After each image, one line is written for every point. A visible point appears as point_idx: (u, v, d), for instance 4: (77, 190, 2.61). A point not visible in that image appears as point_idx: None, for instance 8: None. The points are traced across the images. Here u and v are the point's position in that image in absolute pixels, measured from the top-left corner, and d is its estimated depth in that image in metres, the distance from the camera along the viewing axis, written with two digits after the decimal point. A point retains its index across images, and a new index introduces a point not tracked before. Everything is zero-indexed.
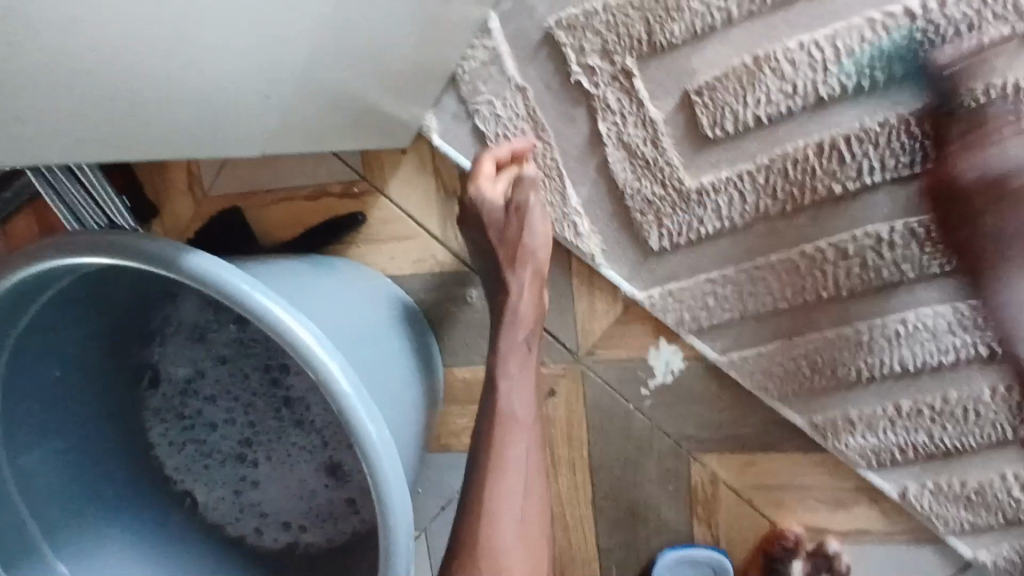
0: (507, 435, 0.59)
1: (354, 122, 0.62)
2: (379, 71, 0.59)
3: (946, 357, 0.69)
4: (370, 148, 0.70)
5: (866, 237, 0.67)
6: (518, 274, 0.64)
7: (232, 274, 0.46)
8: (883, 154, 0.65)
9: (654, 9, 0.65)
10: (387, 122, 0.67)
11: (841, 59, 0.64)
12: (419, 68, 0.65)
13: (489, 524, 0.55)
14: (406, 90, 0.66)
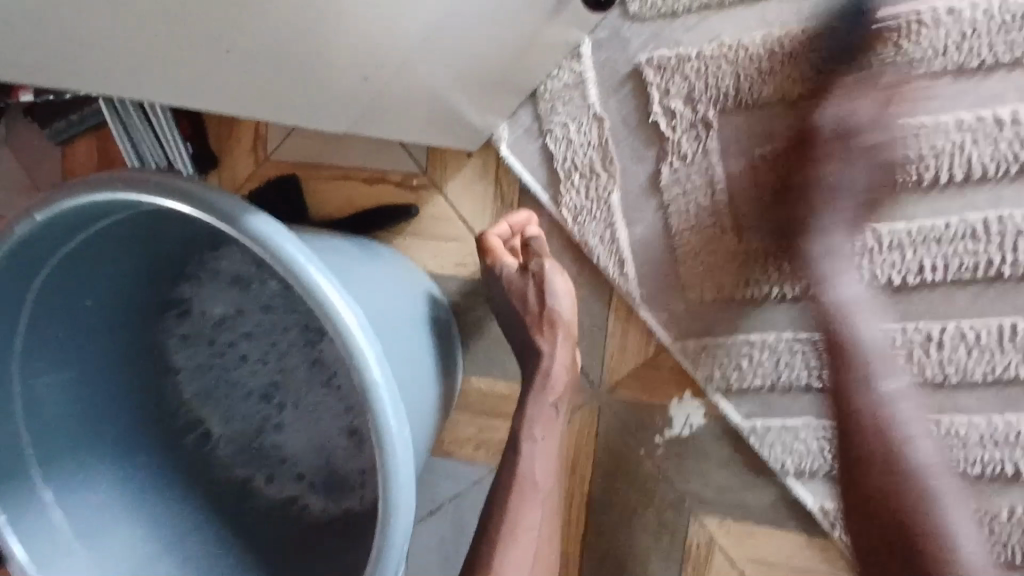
0: (525, 499, 0.59)
1: (434, 115, 0.63)
2: (471, 71, 0.59)
3: (973, 470, 0.68)
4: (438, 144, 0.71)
5: (915, 332, 0.67)
6: (551, 340, 0.62)
7: (294, 245, 0.46)
8: (946, 254, 0.65)
9: (747, 67, 0.66)
10: (463, 122, 0.68)
11: (922, 152, 0.64)
12: (508, 77, 0.65)
13: None
14: (490, 96, 0.67)
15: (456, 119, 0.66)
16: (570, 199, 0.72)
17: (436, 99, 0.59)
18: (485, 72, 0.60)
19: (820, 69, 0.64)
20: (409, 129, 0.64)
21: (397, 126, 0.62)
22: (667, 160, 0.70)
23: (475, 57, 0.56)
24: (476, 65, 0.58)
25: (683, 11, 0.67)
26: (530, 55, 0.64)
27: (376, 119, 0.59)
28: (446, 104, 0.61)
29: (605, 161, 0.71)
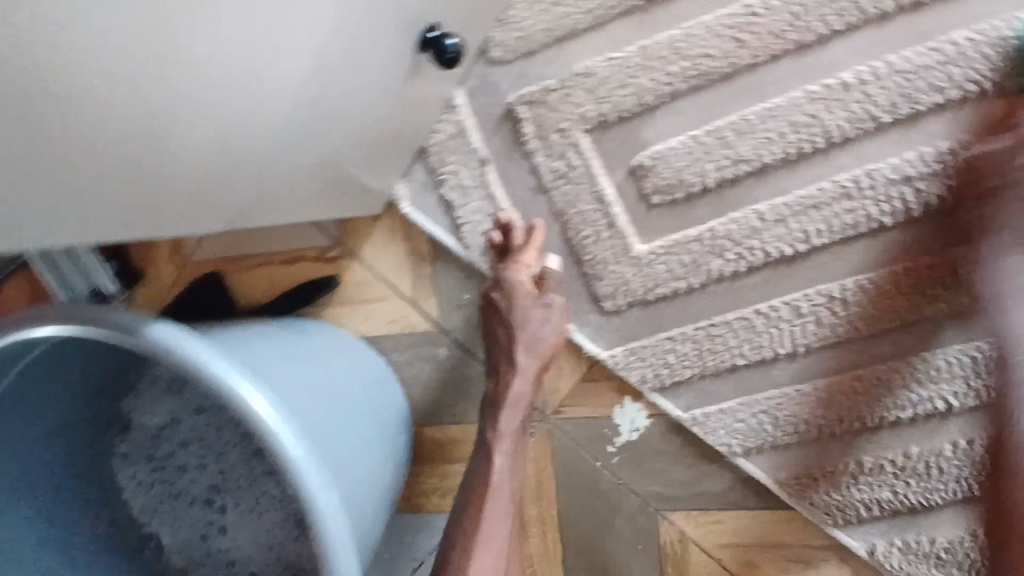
0: None
1: (330, 188, 0.67)
2: (354, 143, 0.63)
3: (905, 413, 0.71)
4: (339, 214, 0.75)
5: (819, 297, 0.70)
6: (521, 368, 0.71)
7: (195, 344, 0.49)
8: (828, 218, 0.69)
9: (608, 85, 0.71)
10: (361, 189, 0.71)
11: (783, 129, 0.68)
12: (390, 142, 0.69)
13: None
14: (379, 161, 0.70)
15: (354, 186, 0.70)
16: (477, 240, 0.76)
17: (324, 175, 0.63)
18: (365, 139, 0.64)
19: (672, 73, 0.69)
20: (310, 205, 0.68)
21: (297, 203, 0.66)
22: (556, 186, 0.74)
23: (349, 131, 0.60)
24: (353, 137, 0.62)
25: (538, 46, 0.71)
26: (404, 115, 0.68)
27: (271, 204, 0.62)
28: (337, 176, 0.65)
29: (501, 198, 0.75)
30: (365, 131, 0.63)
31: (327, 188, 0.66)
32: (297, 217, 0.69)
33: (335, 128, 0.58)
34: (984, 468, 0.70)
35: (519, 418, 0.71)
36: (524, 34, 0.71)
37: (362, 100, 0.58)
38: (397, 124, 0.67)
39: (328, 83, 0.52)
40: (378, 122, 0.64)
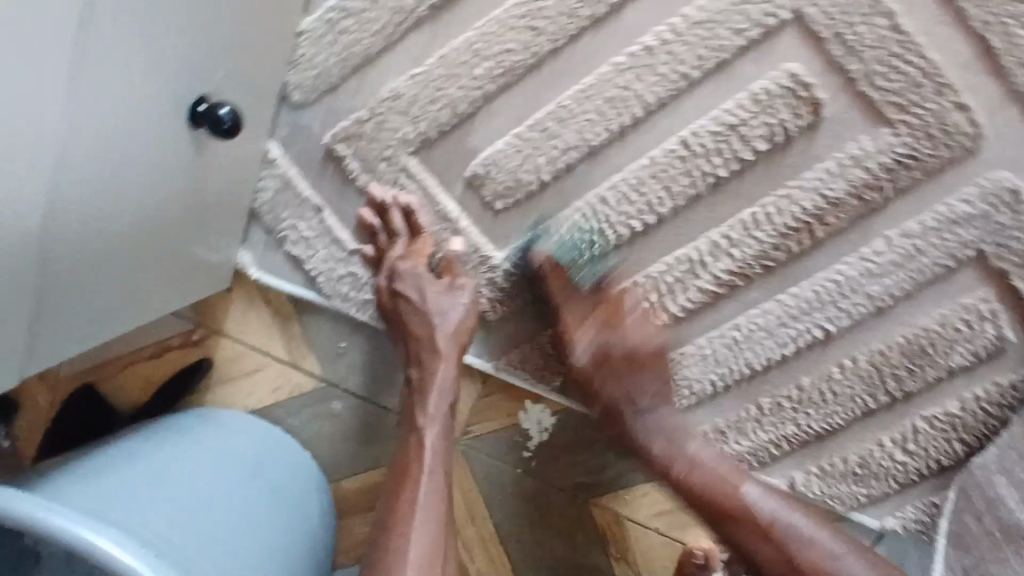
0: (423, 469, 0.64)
1: (152, 276, 0.63)
2: (156, 227, 0.59)
3: (790, 349, 0.71)
4: (199, 296, 0.71)
5: (680, 261, 0.70)
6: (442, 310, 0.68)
7: (15, 501, 0.47)
8: (668, 182, 0.68)
9: (417, 102, 0.68)
10: (197, 265, 0.68)
11: (602, 107, 0.67)
12: (209, 213, 0.66)
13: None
14: (207, 231, 0.67)
15: (200, 266, 0.68)
16: (335, 288, 0.73)
17: (157, 260, 0.62)
18: (193, 215, 0.63)
19: (478, 76, 0.66)
20: (162, 298, 0.66)
21: (147, 300, 0.64)
22: None
23: (170, 207, 0.59)
24: (179, 218, 0.61)
25: (338, 78, 0.68)
26: (227, 181, 0.66)
27: (111, 309, 0.61)
28: (175, 261, 0.64)
29: (348, 239, 0.72)
30: (187, 207, 0.61)
31: (172, 277, 0.65)
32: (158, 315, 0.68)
33: (148, 211, 0.57)
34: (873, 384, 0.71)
35: (448, 400, 0.67)
36: (320, 70, 0.68)
37: (169, 178, 0.57)
38: (222, 192, 0.66)
39: (90, 164, 0.49)
40: (199, 196, 0.62)
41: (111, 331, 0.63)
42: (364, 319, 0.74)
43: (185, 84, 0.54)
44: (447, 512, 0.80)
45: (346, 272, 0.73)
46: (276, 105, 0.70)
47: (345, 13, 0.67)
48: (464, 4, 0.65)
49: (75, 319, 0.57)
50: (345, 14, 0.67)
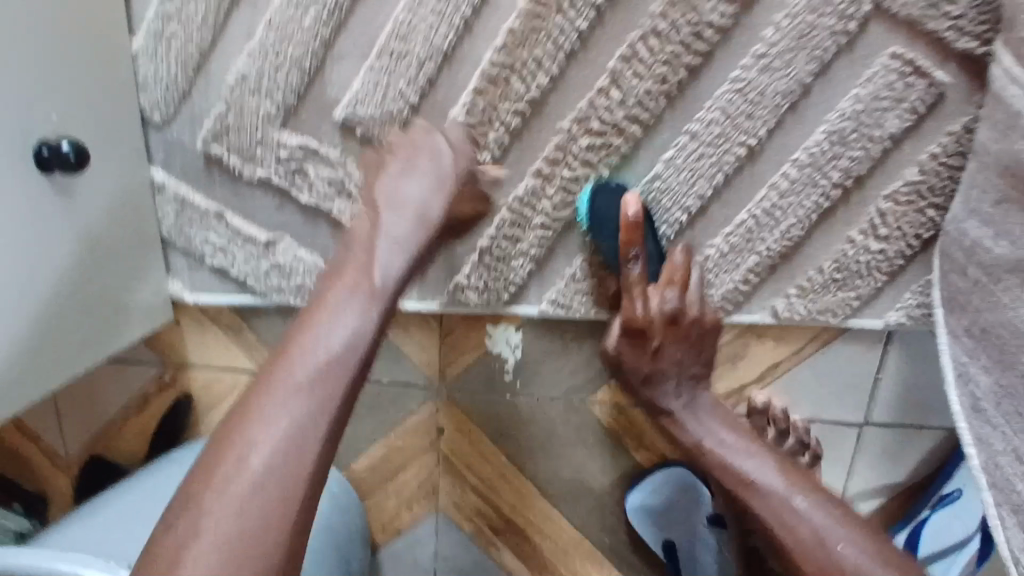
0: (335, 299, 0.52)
1: (77, 305, 0.63)
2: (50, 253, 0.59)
3: (717, 179, 0.68)
4: (148, 329, 0.72)
5: (574, 128, 0.66)
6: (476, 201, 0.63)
7: None
8: (532, 55, 0.64)
9: (267, 76, 0.67)
10: (125, 293, 0.69)
11: (438, 7, 0.64)
12: (115, 238, 0.67)
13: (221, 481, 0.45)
14: (122, 258, 0.68)
15: (126, 299, 0.69)
16: (266, 284, 0.73)
17: (76, 291, 0.63)
18: (87, 247, 0.63)
19: (310, 26, 0.65)
20: (109, 332, 0.67)
21: (96, 335, 0.66)
22: (293, 194, 0.70)
23: (42, 242, 0.58)
24: (59, 254, 0.60)
25: (187, 83, 0.68)
26: (108, 215, 0.65)
27: (56, 352, 0.62)
28: (79, 301, 0.63)
29: (258, 233, 0.72)
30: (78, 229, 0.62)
31: (86, 319, 0.65)
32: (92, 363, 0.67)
33: (40, 242, 0.58)
34: (830, 170, 0.66)
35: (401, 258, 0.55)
36: (167, 81, 0.67)
37: (30, 217, 0.57)
38: (106, 225, 0.65)
39: None
40: (78, 230, 0.62)
41: (48, 386, 0.62)
42: (306, 303, 0.74)
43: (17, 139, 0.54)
44: (460, 460, 0.80)
45: (270, 265, 0.73)
46: (143, 132, 0.70)
47: (166, 18, 0.66)
48: None
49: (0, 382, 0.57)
50: (165, 18, 0.66)
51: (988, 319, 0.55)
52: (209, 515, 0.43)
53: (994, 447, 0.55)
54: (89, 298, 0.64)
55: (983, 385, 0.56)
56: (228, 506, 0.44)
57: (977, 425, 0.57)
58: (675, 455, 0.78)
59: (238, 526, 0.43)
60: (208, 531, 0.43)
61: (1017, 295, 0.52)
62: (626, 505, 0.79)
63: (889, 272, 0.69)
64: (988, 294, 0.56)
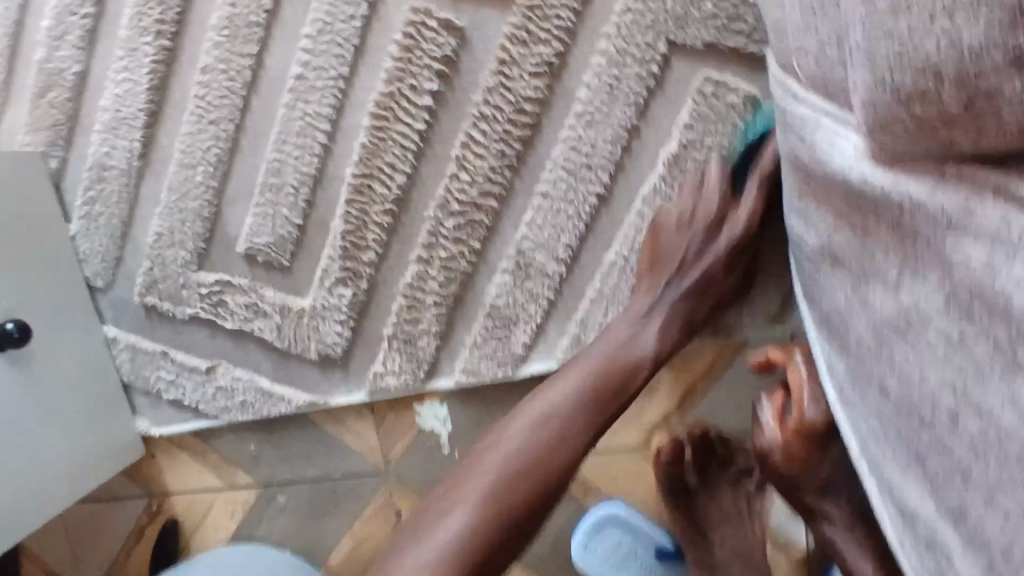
0: (499, 432, 0.60)
1: (52, 449, 0.73)
2: (21, 407, 0.70)
3: (579, 229, 0.72)
4: (117, 467, 0.82)
5: (438, 213, 0.74)
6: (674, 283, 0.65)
7: None
8: (388, 161, 0.73)
9: (177, 230, 0.78)
10: (94, 436, 0.79)
11: (299, 141, 0.74)
12: (78, 389, 0.78)
13: (440, 525, 0.55)
14: (87, 406, 0.79)
15: (95, 440, 0.79)
16: (216, 405, 0.82)
17: (51, 435, 0.73)
18: (53, 399, 0.74)
19: (202, 181, 0.76)
20: (84, 470, 0.77)
21: (71, 474, 0.76)
22: (220, 323, 0.80)
23: (6, 397, 0.69)
24: (13, 419, 0.69)
25: (118, 250, 0.80)
26: (64, 370, 0.76)
27: (37, 492, 0.72)
28: (35, 454, 0.72)
29: (199, 363, 0.81)
30: (45, 385, 0.73)
31: (45, 468, 0.73)
32: (56, 511, 0.74)
33: (8, 399, 0.69)
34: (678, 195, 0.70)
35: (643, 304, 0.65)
36: (102, 253, 0.80)
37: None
38: (60, 387, 0.75)
39: None
40: (25, 395, 0.71)
41: (20, 532, 0.70)
42: (252, 416, 0.82)
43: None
44: None
45: (215, 388, 0.81)
46: (92, 297, 0.82)
47: (92, 201, 0.79)
48: (160, 137, 0.77)
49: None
50: (91, 201, 0.79)
51: (826, 307, 0.56)
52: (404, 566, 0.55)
53: (862, 432, 0.53)
54: (44, 452, 0.73)
55: (841, 371, 0.56)
56: (433, 549, 0.54)
57: (848, 412, 0.56)
58: (620, 495, 0.80)
59: (426, 548, 0.55)
60: (432, 540, 0.55)
61: (830, 278, 0.53)
62: (578, 561, 0.79)
63: (764, 278, 0.71)
64: (819, 282, 0.56)
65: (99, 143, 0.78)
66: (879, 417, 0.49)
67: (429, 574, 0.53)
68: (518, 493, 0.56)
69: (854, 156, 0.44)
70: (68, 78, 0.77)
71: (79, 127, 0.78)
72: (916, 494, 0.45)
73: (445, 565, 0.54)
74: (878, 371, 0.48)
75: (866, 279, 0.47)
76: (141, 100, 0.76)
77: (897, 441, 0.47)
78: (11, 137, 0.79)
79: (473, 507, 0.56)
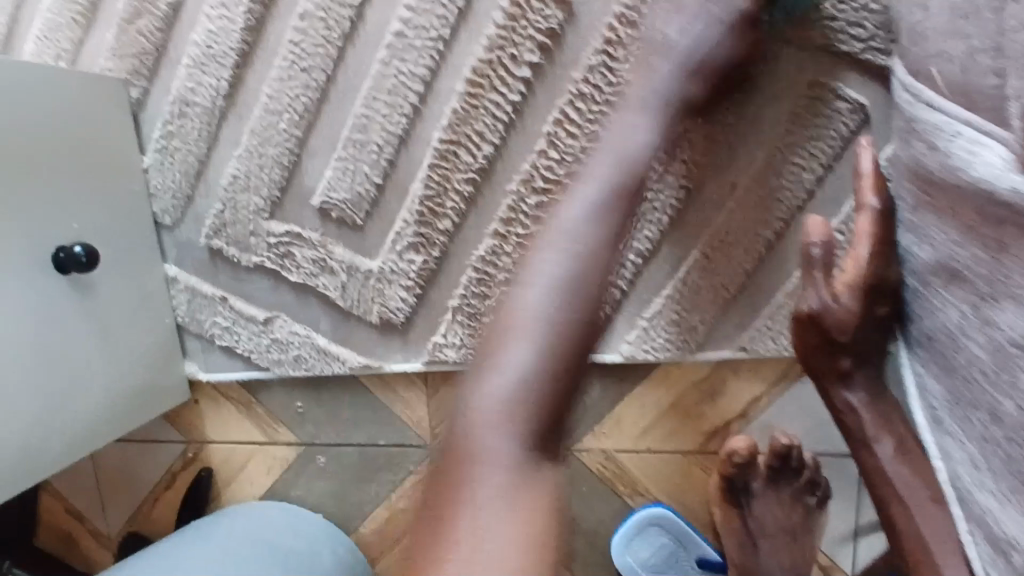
0: (469, 399, 0.48)
1: (108, 378, 0.73)
2: (81, 333, 0.70)
3: (664, 221, 0.70)
4: (163, 409, 0.81)
5: (522, 187, 0.72)
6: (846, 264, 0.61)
7: None
8: (477, 129, 0.71)
9: (253, 175, 0.77)
10: (149, 373, 0.79)
11: (389, 99, 0.73)
12: (136, 324, 0.77)
13: (462, 419, 0.47)
14: (141, 345, 0.78)
15: (148, 377, 0.79)
16: (268, 357, 0.81)
17: (107, 365, 0.73)
18: (113, 331, 0.74)
19: (285, 129, 0.75)
20: (134, 405, 0.77)
21: (122, 407, 0.75)
22: (284, 275, 0.79)
23: (70, 322, 0.69)
24: (51, 350, 0.67)
25: (188, 188, 0.79)
26: (124, 305, 0.76)
27: (90, 419, 0.72)
28: (74, 392, 0.70)
29: (257, 313, 0.80)
30: (107, 315, 0.73)
31: (90, 402, 0.72)
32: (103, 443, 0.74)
33: (71, 325, 0.69)
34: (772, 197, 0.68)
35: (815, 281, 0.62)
36: (174, 189, 0.79)
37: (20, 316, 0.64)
38: (120, 318, 0.75)
39: None
40: (78, 326, 0.70)
41: (47, 471, 0.68)
42: (303, 373, 0.81)
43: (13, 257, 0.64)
44: None
45: (270, 340, 0.80)
46: (156, 235, 0.81)
47: (170, 137, 0.78)
48: (247, 80, 0.76)
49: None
50: (169, 135, 0.78)
51: (928, 326, 0.54)
52: (483, 388, 0.48)
53: (954, 458, 0.52)
54: (100, 380, 0.73)
55: (938, 393, 0.54)
56: (494, 417, 0.47)
57: (939, 437, 0.54)
58: (667, 498, 0.78)
59: (503, 382, 0.48)
60: (517, 346, 0.49)
61: (942, 296, 0.52)
62: (617, 559, 0.78)
63: None
64: (924, 300, 0.55)
65: (184, 77, 0.77)
66: (983, 443, 0.47)
67: (508, 391, 0.48)
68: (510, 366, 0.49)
69: (1000, 168, 0.43)
70: (161, 9, 0.76)
71: (165, 59, 0.77)
72: (1020, 526, 0.44)
73: (531, 408, 0.47)
74: (992, 395, 0.46)
75: (994, 298, 0.45)
76: (233, 39, 0.74)
77: (1003, 470, 0.45)
78: (96, 62, 0.78)
79: (510, 383, 0.48)
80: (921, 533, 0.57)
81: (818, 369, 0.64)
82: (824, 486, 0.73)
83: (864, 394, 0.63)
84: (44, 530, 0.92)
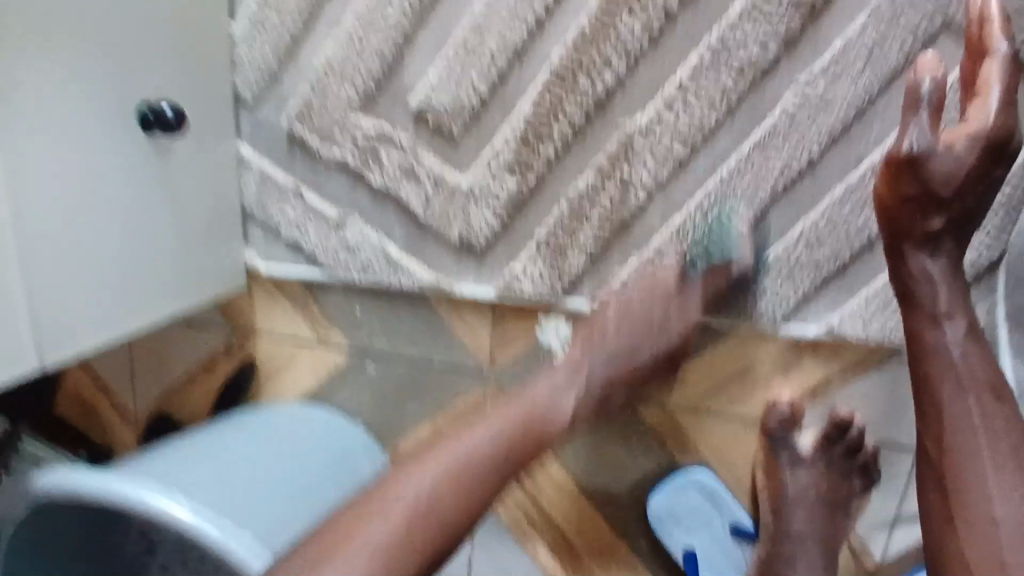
0: (372, 510, 0.53)
1: (179, 252, 0.71)
2: (156, 203, 0.67)
3: (779, 187, 0.67)
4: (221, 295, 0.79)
5: (637, 127, 0.68)
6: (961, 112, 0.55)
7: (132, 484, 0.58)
8: (602, 55, 0.67)
9: (349, 65, 0.72)
10: (215, 251, 0.76)
11: (513, 6, 0.67)
12: (206, 203, 0.74)
13: (363, 520, 0.53)
14: (209, 224, 0.75)
15: (215, 257, 0.76)
16: (334, 259, 0.78)
17: (178, 238, 0.71)
18: (186, 204, 0.71)
19: (392, 20, 0.69)
20: (200, 284, 0.75)
21: (189, 282, 0.73)
22: (366, 177, 0.75)
23: (146, 188, 0.66)
24: (124, 218, 0.65)
25: (276, 67, 0.74)
26: (197, 181, 0.72)
27: (161, 289, 0.70)
28: (147, 262, 0.68)
29: (330, 212, 0.76)
30: (183, 187, 0.70)
31: (161, 273, 0.70)
32: (169, 317, 0.72)
33: (147, 193, 0.66)
34: None
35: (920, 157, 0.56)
36: (260, 65, 0.74)
37: (92, 175, 0.61)
38: (194, 192, 0.72)
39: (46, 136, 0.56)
40: (154, 194, 0.67)
41: (115, 338, 0.67)
42: (368, 282, 0.78)
43: (92, 112, 0.59)
44: None
45: (339, 242, 0.77)
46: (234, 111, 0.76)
47: (263, 7, 0.72)
48: None
49: (63, 330, 0.61)
50: (262, 6, 0.72)
51: None
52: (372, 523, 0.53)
53: None
54: (172, 252, 0.70)
55: None
56: (393, 518, 0.53)
57: None
58: (713, 462, 0.78)
59: (385, 519, 0.53)
60: (378, 521, 0.53)
61: None
62: (650, 514, 0.78)
63: None
64: None
65: None
66: None
67: (404, 504, 0.53)
68: (395, 505, 0.54)
69: None
70: None
71: None
72: None
73: (395, 529, 0.52)
74: None
75: None
76: None
77: None
78: None
79: (389, 532, 0.52)
80: (956, 420, 0.55)
81: (906, 223, 0.58)
82: (874, 474, 0.74)
83: (946, 267, 0.58)
84: (65, 397, 0.90)
